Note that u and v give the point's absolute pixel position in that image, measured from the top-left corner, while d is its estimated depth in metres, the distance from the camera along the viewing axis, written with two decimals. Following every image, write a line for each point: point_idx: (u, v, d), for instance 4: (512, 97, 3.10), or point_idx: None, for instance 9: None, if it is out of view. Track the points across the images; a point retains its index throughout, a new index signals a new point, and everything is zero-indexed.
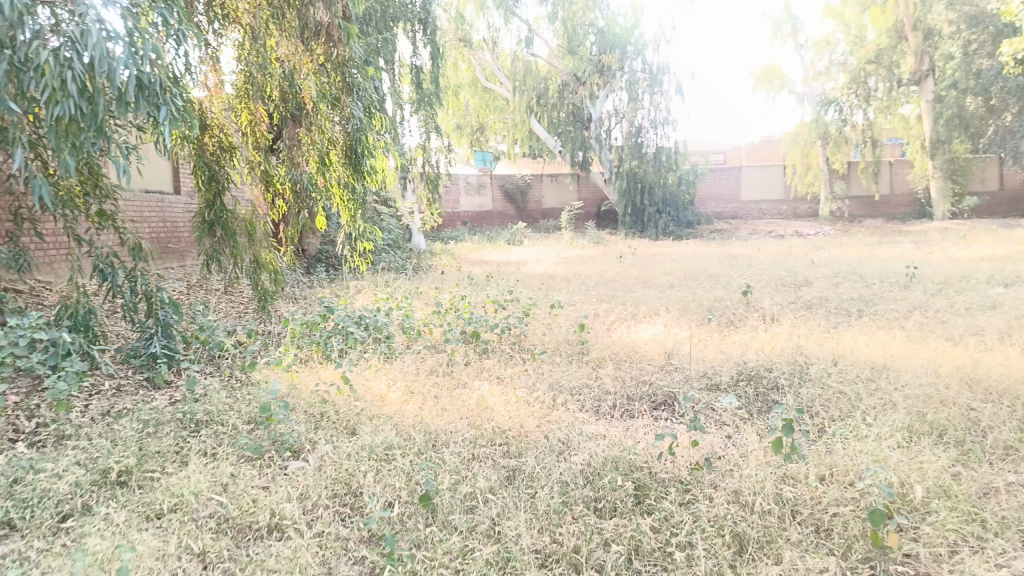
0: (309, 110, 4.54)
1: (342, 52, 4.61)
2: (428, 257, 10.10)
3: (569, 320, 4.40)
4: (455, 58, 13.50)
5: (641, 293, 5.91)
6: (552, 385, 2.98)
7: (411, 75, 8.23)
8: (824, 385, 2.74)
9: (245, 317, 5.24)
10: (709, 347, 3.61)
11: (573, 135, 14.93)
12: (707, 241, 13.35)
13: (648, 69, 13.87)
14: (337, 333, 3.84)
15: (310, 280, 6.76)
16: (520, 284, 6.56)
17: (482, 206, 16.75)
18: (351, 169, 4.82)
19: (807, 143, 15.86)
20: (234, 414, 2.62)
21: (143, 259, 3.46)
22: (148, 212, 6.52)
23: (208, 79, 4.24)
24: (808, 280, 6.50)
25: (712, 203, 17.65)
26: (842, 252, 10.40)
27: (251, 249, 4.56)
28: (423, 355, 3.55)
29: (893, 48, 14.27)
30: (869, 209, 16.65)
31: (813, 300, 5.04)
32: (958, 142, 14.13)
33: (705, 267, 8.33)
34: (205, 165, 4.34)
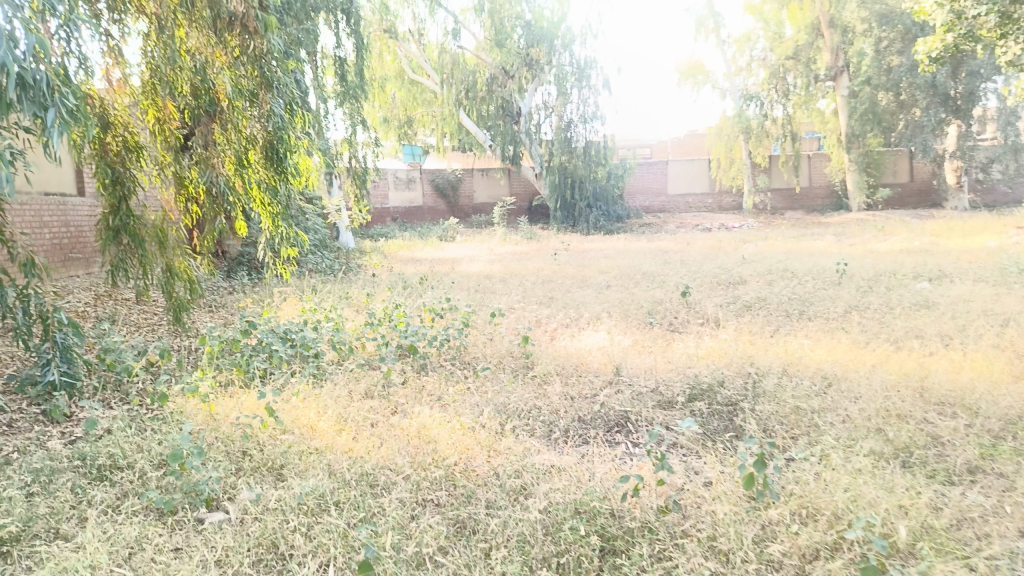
0: (224, 106, 4.18)
1: (260, 45, 4.15)
2: (357, 256, 9.76)
3: (510, 329, 4.22)
4: (380, 49, 13.22)
5: (578, 294, 5.79)
6: (497, 407, 2.80)
7: (335, 67, 7.87)
8: (780, 401, 2.65)
9: (159, 331, 4.87)
10: (656, 357, 3.50)
11: (502, 129, 14.63)
12: (637, 235, 13.42)
13: (575, 62, 13.87)
14: (260, 351, 3.55)
15: (230, 286, 6.41)
16: (455, 287, 6.35)
17: (411, 201, 16.44)
18: (272, 170, 4.41)
19: (730, 138, 15.92)
20: (142, 458, 2.33)
21: (36, 276, 3.06)
22: (47, 216, 6.02)
23: (112, 73, 3.88)
24: (742, 278, 6.51)
25: (640, 198, 17.79)
26: (769, 246, 10.57)
27: (163, 257, 4.24)
28: (357, 375, 3.31)
29: (810, 44, 14.69)
30: (791, 202, 17.13)
31: (751, 301, 5.02)
32: (873, 136, 14.63)
33: (640, 264, 8.30)
34: (108, 167, 3.97)
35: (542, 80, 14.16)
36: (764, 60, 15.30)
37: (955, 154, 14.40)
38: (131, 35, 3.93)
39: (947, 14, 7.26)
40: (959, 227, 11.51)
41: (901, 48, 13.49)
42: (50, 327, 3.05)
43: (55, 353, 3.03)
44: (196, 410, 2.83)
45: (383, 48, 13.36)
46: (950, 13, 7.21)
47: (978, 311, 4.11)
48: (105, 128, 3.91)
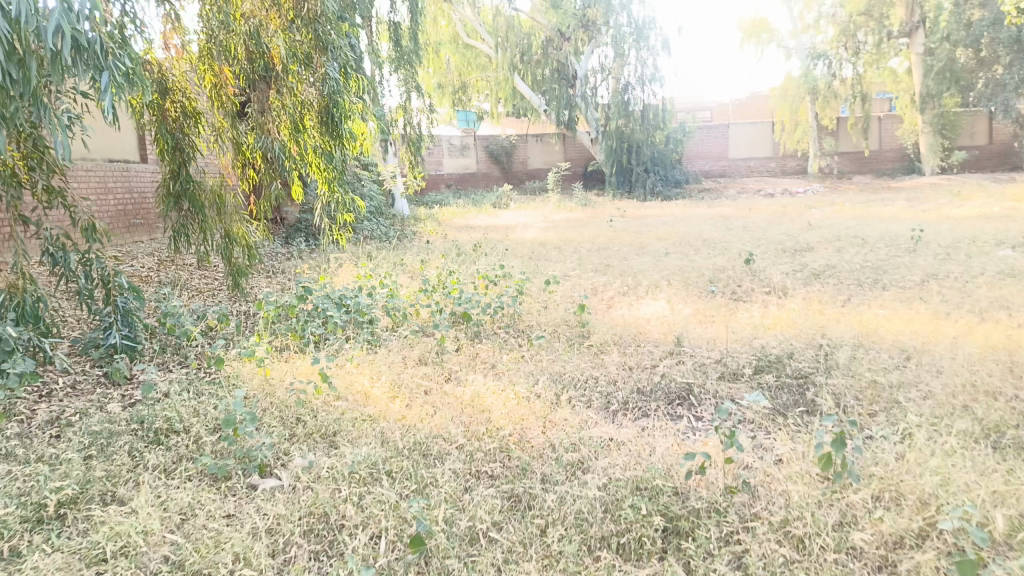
0: (279, 72, 4.14)
1: (314, 8, 4.11)
2: (412, 223, 9.75)
3: (565, 297, 4.12)
4: (435, 14, 13.12)
5: (636, 261, 5.64)
6: (553, 377, 2.71)
7: (389, 31, 7.78)
8: (855, 375, 2.49)
9: (219, 296, 4.93)
10: (719, 327, 3.36)
11: (558, 93, 14.47)
12: (697, 201, 13.05)
13: (633, 23, 13.36)
14: (315, 316, 3.54)
15: (289, 252, 6.49)
16: (509, 254, 6.26)
17: (466, 168, 16.37)
18: (327, 134, 4.31)
19: (796, 100, 15.37)
20: (198, 421, 2.34)
21: (98, 242, 3.07)
22: (112, 183, 6.16)
23: (170, 40, 3.99)
24: (808, 245, 6.23)
25: (700, 162, 17.29)
26: (836, 212, 10.13)
27: (221, 223, 4.27)
28: (411, 341, 3.27)
29: (884, 0, 13.75)
30: (859, 165, 16.42)
31: (819, 269, 4.78)
32: (949, 95, 13.81)
33: (700, 231, 8.05)
34: (167, 132, 4.09)
35: (598, 42, 13.79)
36: (834, 17, 14.33)
37: None
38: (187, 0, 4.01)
39: None
40: None
41: (983, 1, 12.69)
42: (111, 291, 3.09)
43: (116, 317, 3.07)
44: (251, 375, 2.84)
45: (437, 12, 13.22)
46: None
47: None
48: (162, 93, 3.99)
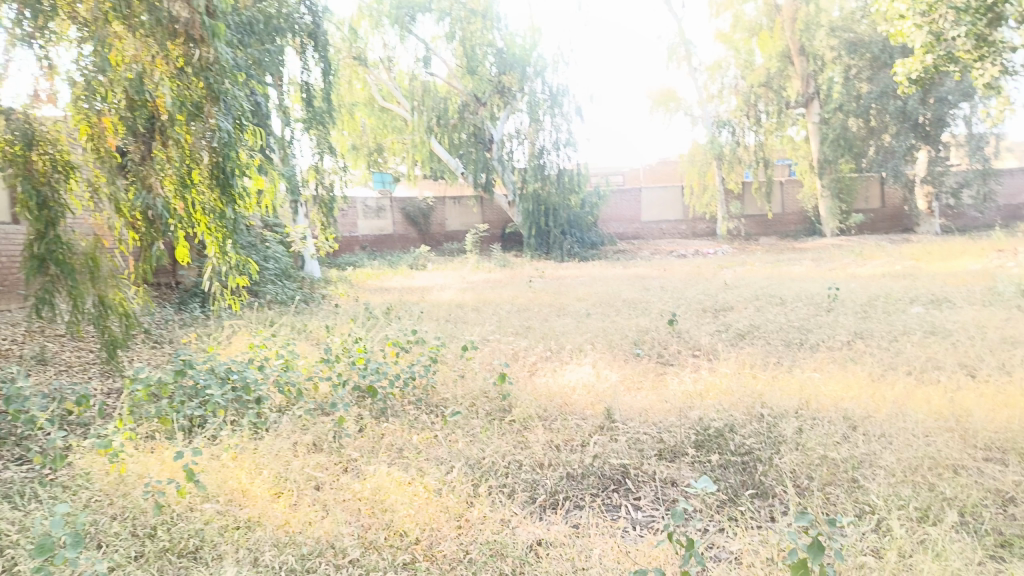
0: (163, 121, 3.65)
1: (207, 54, 3.60)
2: (323, 285, 9.26)
3: (484, 364, 3.76)
4: (350, 76, 12.99)
5: (557, 324, 5.37)
6: (469, 462, 2.35)
7: (299, 92, 7.57)
8: (804, 451, 2.24)
9: (92, 370, 4.36)
10: (652, 395, 3.09)
11: (475, 157, 14.32)
12: (614, 262, 13.08)
13: (548, 89, 13.68)
14: (192, 395, 3.07)
15: (181, 318, 5.97)
16: (425, 318, 5.89)
17: (382, 229, 15.98)
18: (219, 192, 3.85)
19: (703, 164, 15.88)
20: (17, 540, 1.84)
21: None
22: None
23: (40, 86, 3.57)
24: (729, 304, 6.15)
25: (614, 225, 17.51)
26: (749, 272, 10.28)
27: (93, 287, 3.73)
28: (305, 423, 2.85)
29: (781, 71, 14.52)
30: (763, 227, 17.04)
31: (744, 329, 4.64)
32: (844, 161, 14.54)
33: (619, 291, 7.92)
34: (32, 187, 3.61)
35: (514, 107, 13.87)
36: (736, 87, 15.20)
37: (926, 179, 14.35)
38: (64, 44, 3.50)
39: (926, 36, 6.82)
40: (937, 251, 11.36)
41: (871, 76, 13.54)
42: None
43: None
44: (102, 472, 2.34)
45: (352, 75, 13.06)
46: (929, 35, 6.78)
47: (993, 338, 3.77)
48: (27, 146, 3.55)
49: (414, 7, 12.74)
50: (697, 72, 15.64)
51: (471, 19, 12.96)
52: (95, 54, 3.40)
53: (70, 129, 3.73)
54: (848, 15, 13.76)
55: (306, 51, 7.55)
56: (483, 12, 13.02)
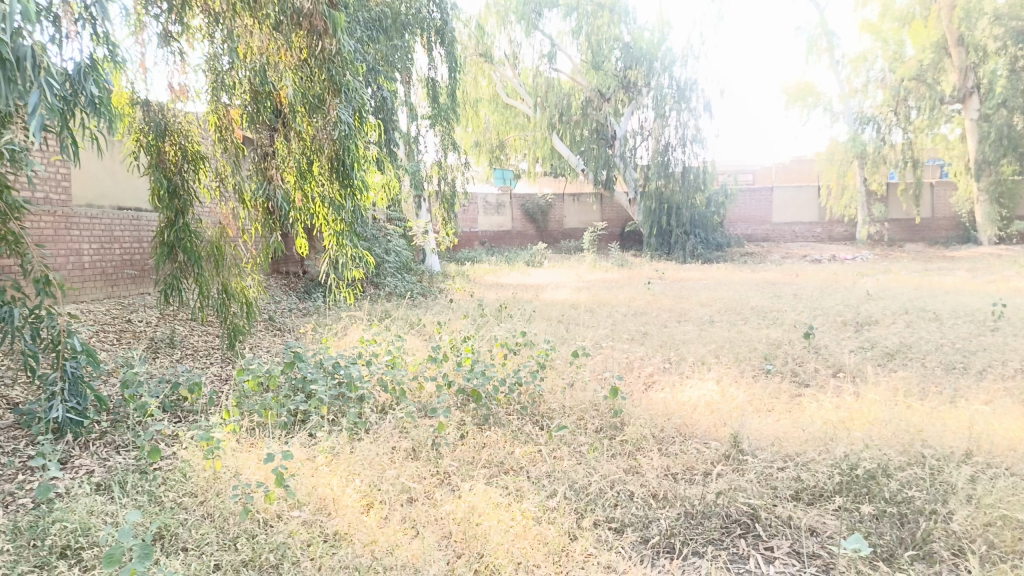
0: (288, 114, 3.67)
1: (329, 47, 3.63)
2: (441, 279, 9.31)
3: (596, 373, 3.52)
4: (476, 73, 13.06)
5: (678, 331, 5.05)
6: (575, 486, 2.13)
7: (427, 90, 7.42)
8: (979, 509, 1.85)
9: (214, 356, 4.49)
10: (784, 425, 2.75)
11: (597, 154, 13.99)
12: (741, 266, 12.43)
13: (675, 84, 12.82)
14: (297, 389, 3.04)
15: (304, 307, 6.12)
16: (539, 318, 5.73)
17: (501, 226, 16.00)
18: (338, 184, 3.81)
19: (843, 164, 14.75)
20: (105, 534, 1.79)
21: (49, 295, 2.71)
22: (119, 231, 5.83)
23: (176, 78, 3.53)
24: (873, 318, 5.57)
25: (742, 226, 16.75)
26: (894, 282, 9.43)
27: (218, 276, 3.82)
28: (405, 427, 2.72)
29: (936, 64, 13.16)
30: (909, 233, 15.71)
31: (891, 349, 4.14)
32: (1007, 162, 13.09)
33: (747, 297, 7.43)
34: (164, 176, 3.66)
35: (638, 103, 13.46)
36: (883, 81, 13.83)
37: None
38: (198, 39, 3.48)
39: None
40: None
41: None
42: (61, 354, 2.65)
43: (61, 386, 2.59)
44: (200, 467, 2.30)
45: (478, 72, 13.13)
46: None
47: None
48: (160, 136, 3.60)
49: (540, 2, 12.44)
50: (838, 65, 14.53)
51: (600, 14, 12.70)
52: (224, 45, 3.44)
53: (202, 120, 3.75)
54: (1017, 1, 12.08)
55: (433, 46, 7.18)
56: (610, 6, 12.68)
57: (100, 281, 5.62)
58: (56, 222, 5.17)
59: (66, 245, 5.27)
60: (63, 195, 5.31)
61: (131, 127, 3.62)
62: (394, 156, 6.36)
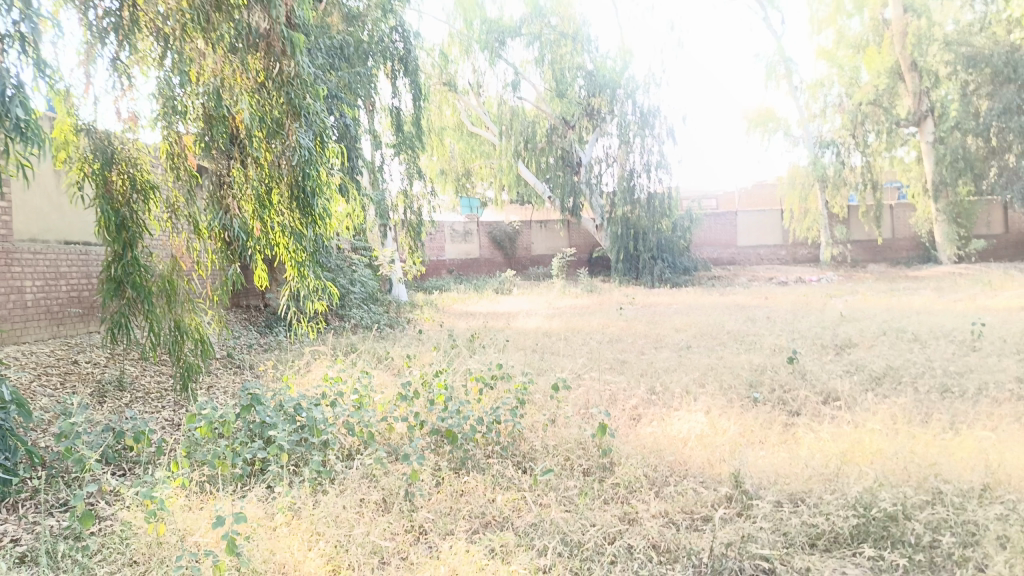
0: (243, 140, 3.42)
1: (288, 68, 3.42)
2: (408, 309, 9.07)
3: (578, 407, 3.31)
4: (440, 101, 13.04)
5: (656, 358, 4.89)
6: (565, 540, 1.93)
7: (391, 118, 7.28)
8: (1018, 553, 1.68)
9: (167, 399, 4.18)
10: (783, 459, 2.57)
11: (562, 181, 13.96)
12: (710, 290, 12.41)
13: (638, 111, 12.95)
14: (255, 435, 2.79)
15: (265, 342, 5.84)
16: (511, 347, 5.53)
17: (468, 253, 15.81)
18: (298, 213, 3.55)
19: (805, 187, 14.81)
20: None
21: None
22: (66, 267, 5.50)
23: (122, 108, 3.32)
24: (851, 340, 5.48)
25: (708, 249, 16.83)
26: (864, 302, 9.43)
27: (170, 312, 3.53)
28: (375, 474, 2.49)
29: (890, 89, 13.44)
30: (871, 254, 15.93)
31: (878, 372, 4.01)
32: (964, 183, 13.35)
33: (721, 322, 7.33)
34: (111, 208, 3.36)
35: (603, 130, 13.47)
36: (841, 106, 13.96)
37: None
38: (148, 65, 3.22)
39: None
40: None
41: (991, 92, 12.43)
42: None
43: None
44: (141, 532, 2.03)
45: (442, 100, 13.15)
46: None
47: None
48: (106, 164, 3.32)
49: (503, 31, 12.24)
50: (797, 92, 14.59)
51: (562, 42, 12.54)
52: (173, 66, 3.16)
53: (152, 149, 3.52)
54: (963, 29, 12.71)
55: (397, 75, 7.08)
56: (573, 34, 12.58)
57: (44, 320, 5.27)
58: None
59: (7, 281, 4.93)
60: (4, 229, 5.00)
61: (75, 156, 3.35)
62: (357, 185, 6.13)
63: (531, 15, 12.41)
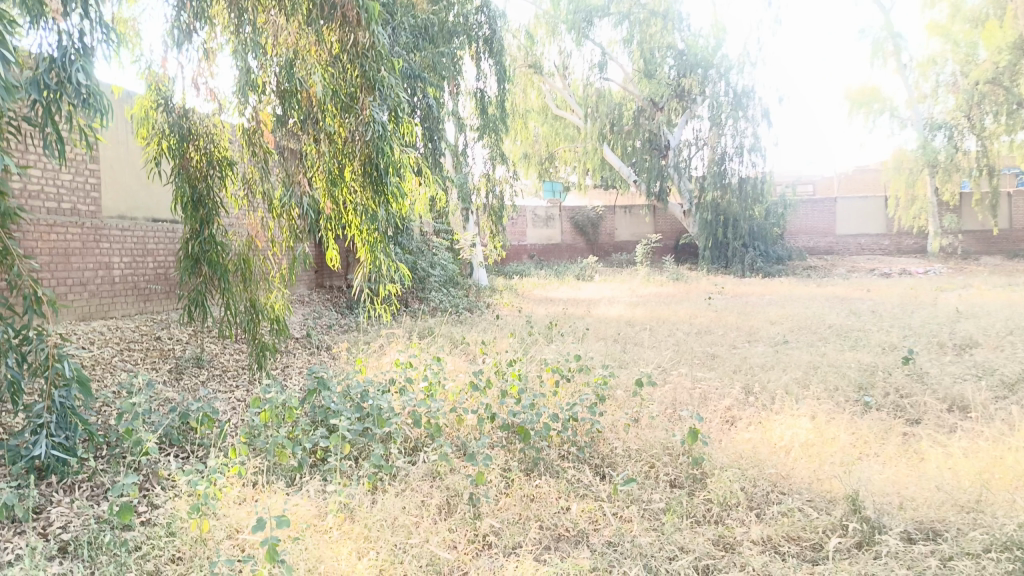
0: (315, 114, 3.16)
1: (363, 39, 3.14)
2: (488, 293, 8.91)
3: (665, 407, 3.01)
4: (524, 85, 12.50)
5: (749, 353, 4.52)
6: (648, 565, 1.69)
7: (474, 102, 6.98)
8: None
9: (242, 378, 4.11)
10: (906, 477, 2.22)
11: (649, 165, 13.39)
12: (805, 280, 11.70)
13: (732, 91, 12.20)
14: (318, 421, 2.63)
15: (344, 323, 5.80)
16: (593, 336, 5.25)
17: (550, 239, 15.56)
18: (370, 191, 3.22)
19: (913, 172, 13.68)
20: None
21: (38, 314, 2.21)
22: (152, 244, 5.57)
23: (203, 82, 3.23)
24: (973, 338, 4.93)
25: (803, 238, 15.96)
26: (979, 297, 8.63)
27: (245, 292, 3.40)
28: (439, 472, 2.29)
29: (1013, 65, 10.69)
30: (985, 245, 14.72)
31: (1009, 378, 3.53)
32: None
33: (820, 314, 6.81)
34: (187, 183, 3.32)
35: (693, 112, 12.91)
36: (954, 85, 12.84)
37: None
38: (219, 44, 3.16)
39: None
40: None
41: None
42: (47, 383, 2.22)
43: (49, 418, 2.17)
44: (186, 529, 1.88)
45: (527, 84, 12.65)
46: None
47: None
48: (183, 139, 3.27)
49: (591, 10, 11.82)
50: (906, 70, 13.54)
51: (652, 21, 12.08)
52: (242, 40, 3.02)
53: (234, 127, 3.36)
54: None
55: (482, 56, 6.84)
56: (664, 13, 12.09)
57: (132, 296, 5.36)
58: (84, 233, 4.91)
59: (95, 257, 5.00)
60: (92, 206, 5.05)
61: (153, 132, 3.33)
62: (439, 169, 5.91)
63: None
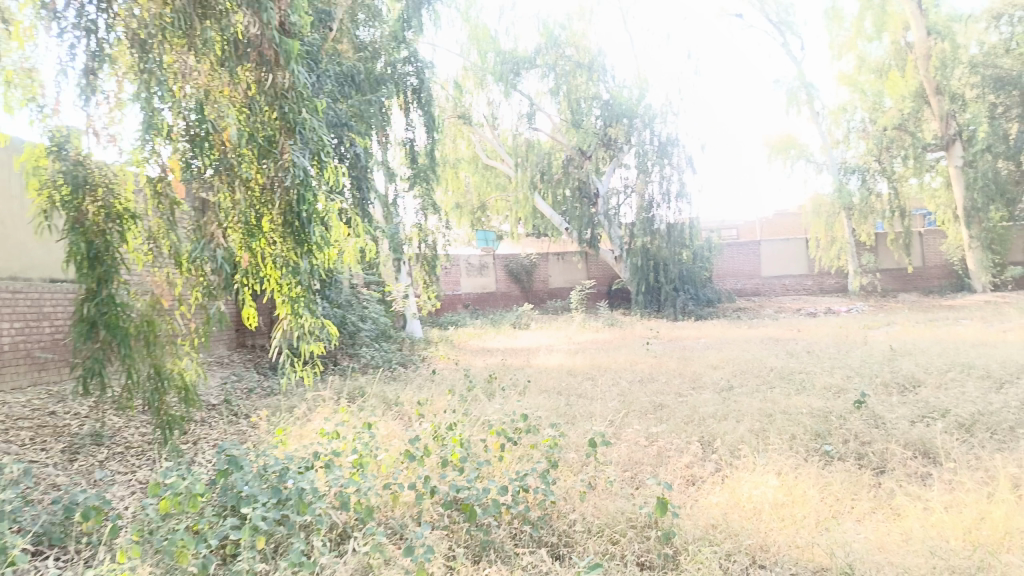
0: (230, 159, 2.79)
1: (283, 79, 2.81)
2: (422, 346, 8.55)
3: (623, 470, 2.76)
4: (454, 135, 12.36)
5: (697, 401, 4.32)
6: None
7: (405, 152, 6.87)
8: None
9: (147, 455, 3.65)
10: (895, 540, 2.01)
11: (579, 213, 13.48)
12: (737, 322, 11.79)
13: (656, 140, 12.47)
14: (228, 509, 2.24)
15: (265, 385, 5.36)
16: (534, 390, 4.98)
17: (483, 287, 15.34)
18: (292, 241, 2.93)
19: (830, 216, 13.99)
20: None
21: None
22: (48, 307, 5.05)
23: (102, 122, 2.72)
24: (914, 377, 4.89)
25: (731, 280, 16.22)
26: (906, 334, 8.82)
27: (149, 356, 2.92)
28: (371, 565, 1.97)
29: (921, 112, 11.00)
30: (903, 283, 15.22)
31: (963, 418, 3.42)
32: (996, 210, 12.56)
33: (759, 357, 6.75)
34: (82, 239, 2.78)
35: (620, 160, 13.08)
36: (864, 131, 13.19)
37: None
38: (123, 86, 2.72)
39: None
40: None
41: None
42: None
43: None
44: None
45: (456, 134, 12.54)
46: None
47: None
48: (77, 190, 2.76)
49: (518, 61, 11.84)
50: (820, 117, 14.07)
51: (577, 72, 12.23)
52: (145, 77, 2.58)
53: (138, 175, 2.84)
54: None
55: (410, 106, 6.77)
56: (588, 64, 12.26)
57: (24, 365, 4.81)
58: None
59: None
60: None
61: (44, 184, 2.79)
62: (368, 220, 5.58)
63: (547, 44, 12.17)
